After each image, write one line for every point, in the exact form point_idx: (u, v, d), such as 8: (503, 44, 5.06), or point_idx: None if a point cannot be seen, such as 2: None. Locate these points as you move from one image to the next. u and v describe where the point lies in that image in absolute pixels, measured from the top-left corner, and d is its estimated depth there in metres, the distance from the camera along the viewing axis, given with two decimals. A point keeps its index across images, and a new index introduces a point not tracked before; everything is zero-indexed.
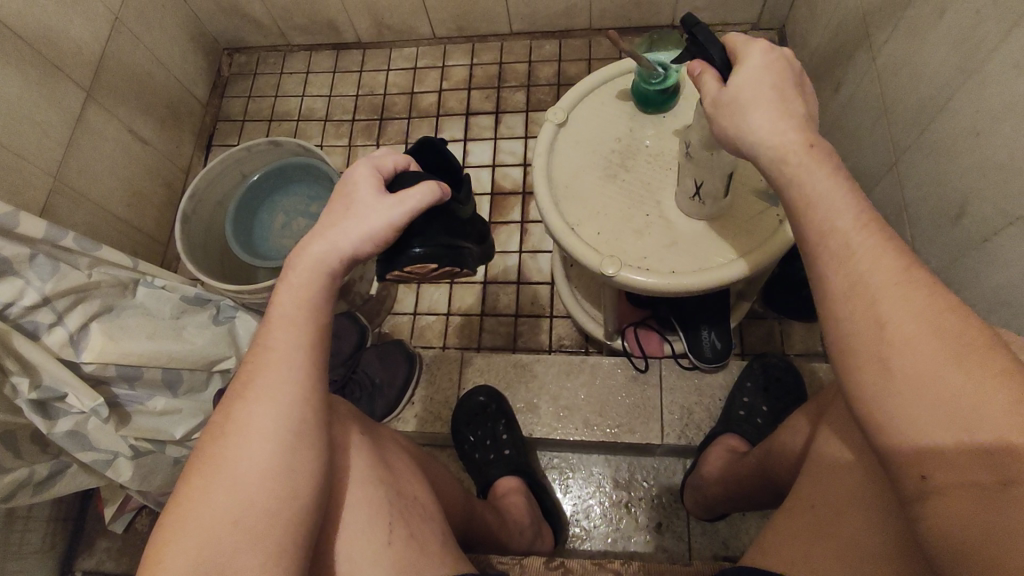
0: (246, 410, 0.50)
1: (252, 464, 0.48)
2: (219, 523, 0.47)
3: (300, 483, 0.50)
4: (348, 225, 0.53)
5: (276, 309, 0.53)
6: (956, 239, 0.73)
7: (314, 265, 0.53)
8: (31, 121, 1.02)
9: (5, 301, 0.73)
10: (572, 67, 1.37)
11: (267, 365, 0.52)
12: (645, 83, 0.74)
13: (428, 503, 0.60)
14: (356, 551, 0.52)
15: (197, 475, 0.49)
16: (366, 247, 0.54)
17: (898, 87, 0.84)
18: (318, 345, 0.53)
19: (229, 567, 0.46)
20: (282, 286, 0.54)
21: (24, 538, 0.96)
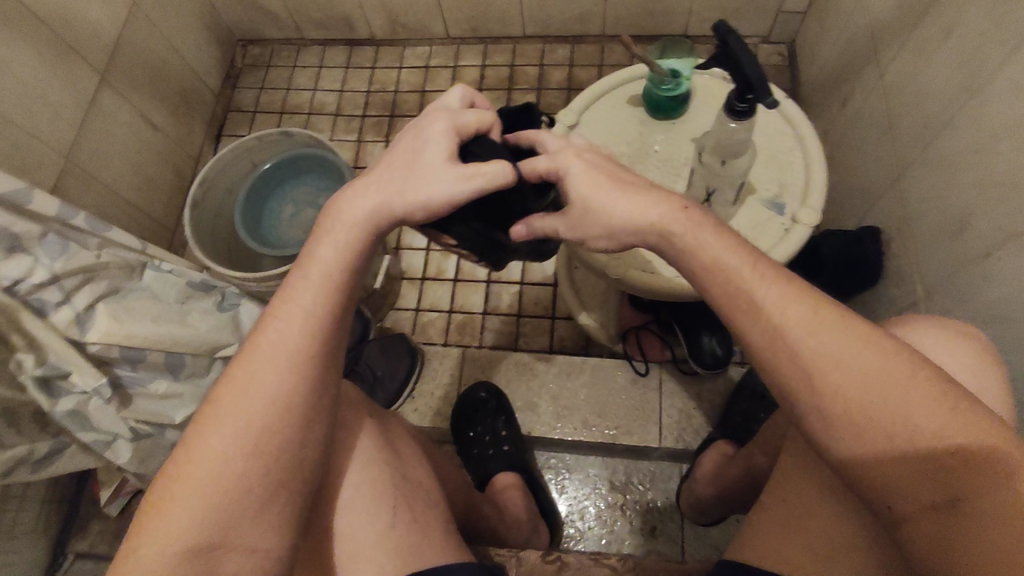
0: (264, 367, 0.50)
1: (261, 424, 0.49)
2: (224, 482, 0.48)
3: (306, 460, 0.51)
4: (408, 182, 0.51)
5: (310, 262, 0.53)
6: (956, 255, 0.74)
7: (355, 220, 0.53)
8: (46, 102, 1.02)
9: (16, 277, 0.72)
10: (583, 72, 1.38)
11: (290, 320, 0.52)
12: (657, 88, 0.75)
13: (433, 489, 0.61)
14: (359, 530, 0.54)
15: (199, 428, 0.49)
16: (418, 215, 0.51)
17: (905, 103, 0.85)
18: (342, 309, 0.54)
19: (231, 522, 0.48)
20: (319, 237, 0.53)
21: (19, 517, 0.96)
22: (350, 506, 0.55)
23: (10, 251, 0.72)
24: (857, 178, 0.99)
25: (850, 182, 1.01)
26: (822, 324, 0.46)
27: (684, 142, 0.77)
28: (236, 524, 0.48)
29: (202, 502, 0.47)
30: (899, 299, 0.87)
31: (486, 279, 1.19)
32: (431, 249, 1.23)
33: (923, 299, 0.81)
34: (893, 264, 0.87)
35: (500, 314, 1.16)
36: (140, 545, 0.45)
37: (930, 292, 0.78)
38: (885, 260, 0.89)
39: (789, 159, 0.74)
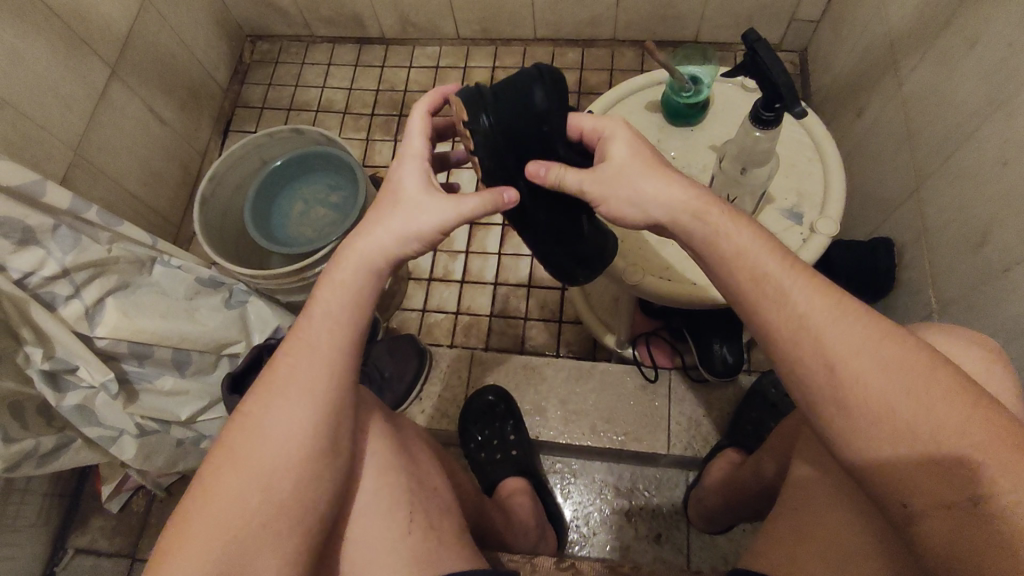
0: (275, 405, 0.50)
1: (275, 461, 0.49)
2: (238, 520, 0.47)
3: (322, 482, 0.50)
4: (397, 220, 0.51)
5: (318, 302, 0.52)
6: (973, 269, 0.74)
7: (360, 258, 0.52)
8: (55, 93, 1.01)
9: (26, 270, 0.73)
10: (593, 76, 1.38)
11: (301, 359, 0.51)
12: (676, 95, 0.75)
13: (447, 495, 0.60)
14: (373, 540, 0.53)
15: (216, 468, 0.49)
16: (413, 246, 0.52)
17: (922, 115, 0.85)
18: (356, 345, 0.53)
19: (247, 564, 0.46)
20: (325, 280, 0.52)
21: (18, 512, 0.95)
22: (363, 516, 0.54)
23: (23, 243, 0.72)
24: (869, 189, 0.99)
25: (862, 193, 1.01)
26: (857, 332, 0.45)
27: (702, 149, 0.77)
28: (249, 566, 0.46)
29: (218, 536, 0.46)
30: (911, 311, 0.87)
31: (494, 281, 1.19)
32: (439, 250, 1.23)
33: (937, 312, 0.81)
34: (906, 276, 0.88)
35: (507, 317, 1.16)
36: None
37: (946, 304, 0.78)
38: (898, 271, 0.90)
39: (808, 168, 0.73)
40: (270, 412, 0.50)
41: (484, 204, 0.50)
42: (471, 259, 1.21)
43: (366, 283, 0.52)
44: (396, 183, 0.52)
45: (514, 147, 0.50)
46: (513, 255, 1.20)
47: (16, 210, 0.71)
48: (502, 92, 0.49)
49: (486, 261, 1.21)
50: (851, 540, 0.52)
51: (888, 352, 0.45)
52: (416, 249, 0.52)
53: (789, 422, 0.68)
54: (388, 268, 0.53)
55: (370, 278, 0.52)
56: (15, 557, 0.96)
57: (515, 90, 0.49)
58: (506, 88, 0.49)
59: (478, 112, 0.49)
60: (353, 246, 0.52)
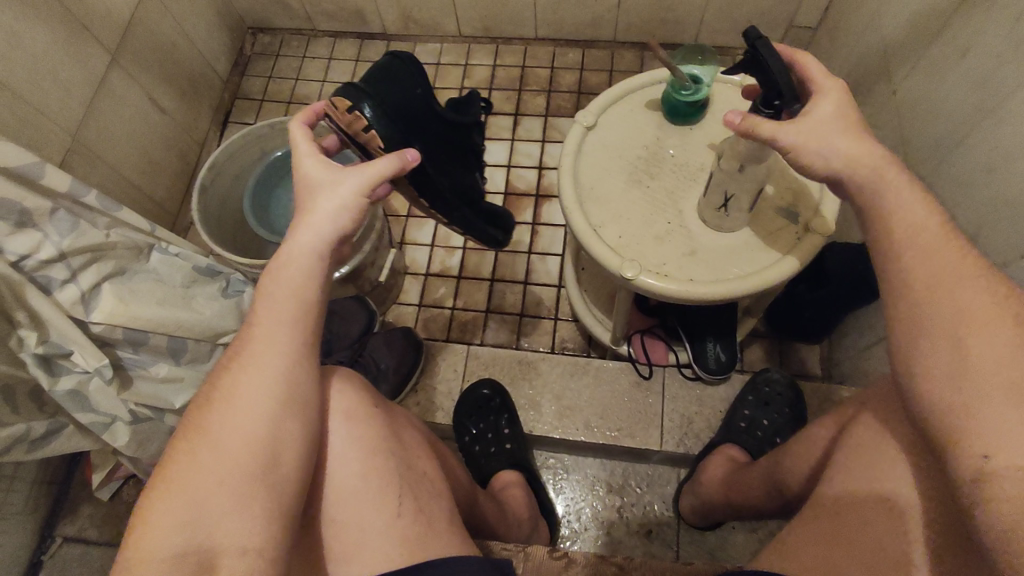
0: (235, 382, 0.51)
1: (241, 431, 0.49)
2: (207, 486, 0.47)
3: (288, 451, 0.50)
4: (322, 206, 0.54)
5: (263, 287, 0.54)
6: None
7: (298, 246, 0.53)
8: (55, 78, 1.01)
9: (22, 252, 0.73)
10: (594, 76, 1.39)
11: (255, 340, 0.52)
12: (675, 94, 0.76)
13: (437, 479, 0.60)
14: (362, 521, 0.53)
15: (187, 438, 0.49)
16: (345, 222, 0.54)
17: (916, 121, 0.87)
18: (304, 323, 0.53)
19: (217, 531, 0.46)
20: (269, 270, 0.54)
21: (7, 498, 0.95)
22: (349, 496, 0.53)
23: (20, 226, 0.72)
24: None
25: None
26: None
27: (699, 149, 0.78)
28: (217, 530, 0.46)
29: (185, 505, 0.46)
30: None
31: (490, 277, 1.19)
32: (435, 245, 1.23)
33: None
34: None
35: (502, 313, 1.16)
36: (133, 558, 0.44)
37: None
38: None
39: None
40: (229, 388, 0.51)
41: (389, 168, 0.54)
42: (468, 254, 1.22)
43: (308, 265, 0.53)
44: (312, 179, 0.55)
45: (405, 127, 0.59)
46: (510, 251, 1.21)
47: (14, 192, 0.71)
48: (381, 84, 0.59)
49: (482, 257, 1.21)
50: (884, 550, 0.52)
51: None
52: (351, 224, 0.55)
53: None
54: (329, 253, 0.54)
55: (313, 263, 0.53)
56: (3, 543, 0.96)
57: (393, 77, 0.59)
58: (380, 79, 0.59)
59: (363, 101, 0.57)
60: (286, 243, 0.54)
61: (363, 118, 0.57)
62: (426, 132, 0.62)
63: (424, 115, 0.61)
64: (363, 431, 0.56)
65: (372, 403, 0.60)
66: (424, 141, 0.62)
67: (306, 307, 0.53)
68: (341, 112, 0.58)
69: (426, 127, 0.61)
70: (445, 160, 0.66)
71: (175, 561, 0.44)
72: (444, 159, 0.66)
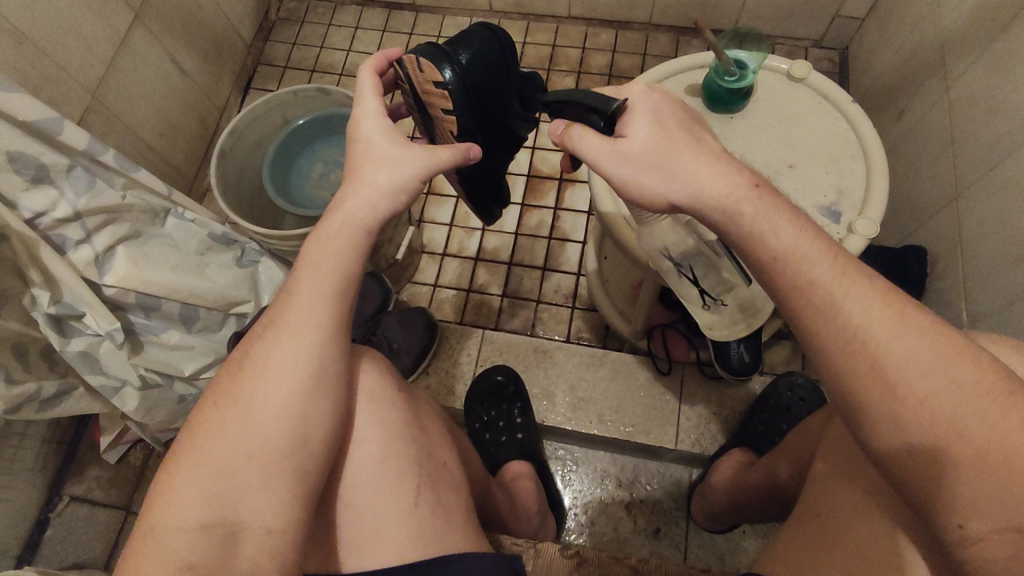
0: (266, 352, 0.48)
1: (269, 406, 0.46)
2: (233, 459, 0.45)
3: (317, 431, 0.48)
4: (378, 180, 0.49)
5: (307, 257, 0.50)
6: (1010, 284, 0.70)
7: (347, 219, 0.50)
8: (77, 33, 0.99)
9: (38, 209, 0.71)
10: (626, 59, 1.34)
11: (292, 310, 0.49)
12: (719, 79, 0.71)
13: (456, 471, 0.57)
14: (377, 509, 0.51)
15: (213, 406, 0.47)
16: (398, 202, 0.50)
17: (970, 121, 0.82)
18: (344, 298, 0.50)
19: (240, 505, 0.44)
20: (314, 238, 0.50)
21: (16, 456, 0.95)
22: (367, 482, 0.52)
23: (36, 181, 0.70)
24: (905, 194, 0.96)
25: (897, 198, 0.98)
26: (907, 333, 0.42)
27: (741, 139, 0.74)
28: (241, 505, 0.44)
29: (210, 477, 0.44)
30: None
31: (509, 261, 1.16)
32: (455, 225, 1.20)
33: (966, 326, 0.78)
34: (937, 286, 0.85)
35: (520, 299, 1.14)
36: (155, 526, 0.43)
37: (978, 317, 0.76)
38: (928, 281, 0.87)
39: (850, 165, 0.71)
40: (259, 359, 0.48)
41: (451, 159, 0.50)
42: (487, 237, 1.19)
43: (353, 241, 0.50)
44: (370, 145, 0.51)
45: (480, 105, 0.55)
46: (531, 236, 1.18)
47: (32, 146, 0.69)
48: (471, 53, 0.53)
49: (502, 240, 1.18)
50: (873, 554, 0.48)
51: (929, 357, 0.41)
52: (403, 206, 0.51)
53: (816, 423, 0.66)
54: (378, 231, 0.50)
55: (360, 239, 0.50)
56: (11, 500, 0.96)
57: (487, 53, 0.54)
58: (473, 49, 0.53)
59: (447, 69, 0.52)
60: (334, 212, 0.50)
61: (447, 93, 0.52)
62: (495, 116, 0.57)
63: (500, 99, 0.56)
64: (386, 415, 0.54)
65: (396, 388, 0.58)
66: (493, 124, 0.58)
67: (348, 282, 0.50)
68: (427, 78, 0.52)
69: (497, 110, 0.57)
70: (500, 144, 0.62)
71: (198, 534, 0.43)
72: (500, 143, 0.62)
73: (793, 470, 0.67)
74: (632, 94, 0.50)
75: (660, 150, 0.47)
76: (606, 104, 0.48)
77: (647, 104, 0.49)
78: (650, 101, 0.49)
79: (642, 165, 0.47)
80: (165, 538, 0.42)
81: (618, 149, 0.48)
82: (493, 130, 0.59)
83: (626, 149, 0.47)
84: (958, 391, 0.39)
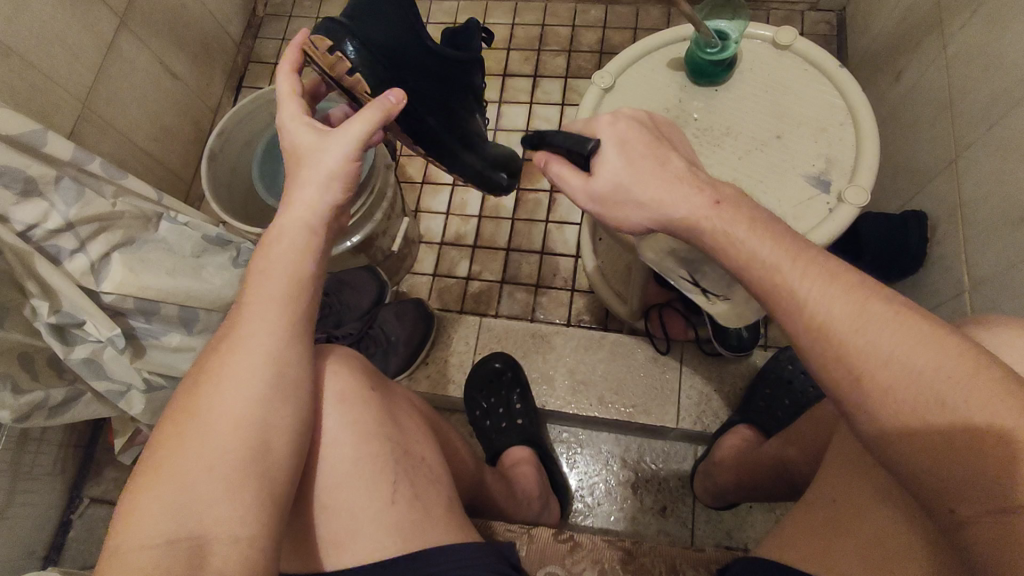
0: (223, 362, 0.49)
1: (228, 414, 0.47)
2: (195, 469, 0.45)
3: (280, 435, 0.48)
4: (309, 177, 0.52)
5: (256, 266, 0.52)
6: (1012, 247, 0.68)
7: (291, 224, 0.53)
8: (63, 43, 0.99)
9: (29, 222, 0.72)
10: (617, 35, 1.31)
11: (245, 318, 0.50)
12: (700, 52, 0.70)
13: (436, 464, 0.57)
14: (353, 508, 0.51)
15: (173, 420, 0.47)
16: (335, 190, 0.53)
17: (969, 79, 0.79)
18: (299, 298, 0.51)
19: (204, 516, 0.43)
20: (262, 248, 0.53)
21: (36, 461, 0.97)
22: (342, 482, 0.52)
23: (26, 194, 0.72)
24: (904, 158, 0.93)
25: (896, 165, 0.95)
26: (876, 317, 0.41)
27: (725, 112, 0.72)
28: (206, 515, 0.43)
29: (175, 489, 0.44)
30: (940, 289, 0.82)
31: (506, 247, 1.16)
32: (451, 214, 1.20)
33: (968, 292, 0.76)
34: (938, 252, 0.82)
35: (519, 284, 1.13)
36: (118, 545, 0.42)
37: (978, 283, 0.74)
38: (928, 247, 0.85)
39: (839, 133, 0.69)
40: (216, 369, 0.49)
41: (377, 114, 0.51)
42: (483, 223, 1.18)
43: (305, 243, 0.52)
44: (297, 144, 0.54)
45: (395, 65, 0.55)
46: (526, 220, 1.17)
47: (19, 158, 0.70)
48: (363, 17, 0.53)
49: (499, 226, 1.18)
50: (891, 542, 0.47)
51: (889, 331, 0.41)
52: (341, 193, 0.53)
53: (822, 412, 0.64)
54: (320, 229, 0.53)
55: (310, 241, 0.52)
56: (32, 504, 0.99)
57: (384, 9, 0.54)
58: (363, 12, 0.53)
59: (344, 39, 0.52)
60: (283, 216, 0.53)
61: (345, 58, 0.52)
62: (420, 71, 0.57)
63: (416, 53, 0.56)
64: (357, 415, 0.55)
65: (371, 388, 0.58)
66: (421, 83, 0.57)
67: (301, 285, 0.52)
68: (321, 53, 0.53)
69: (419, 65, 0.56)
70: (450, 103, 0.61)
71: (163, 549, 0.41)
72: (446, 102, 0.61)
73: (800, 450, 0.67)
74: (598, 125, 0.53)
75: (631, 180, 0.50)
76: (580, 146, 0.52)
77: (611, 135, 0.53)
78: (614, 130, 0.53)
79: (608, 202, 0.52)
80: (129, 556, 0.41)
81: (590, 189, 0.53)
82: (426, 89, 0.58)
83: (602, 185, 0.52)
84: (940, 366, 0.39)
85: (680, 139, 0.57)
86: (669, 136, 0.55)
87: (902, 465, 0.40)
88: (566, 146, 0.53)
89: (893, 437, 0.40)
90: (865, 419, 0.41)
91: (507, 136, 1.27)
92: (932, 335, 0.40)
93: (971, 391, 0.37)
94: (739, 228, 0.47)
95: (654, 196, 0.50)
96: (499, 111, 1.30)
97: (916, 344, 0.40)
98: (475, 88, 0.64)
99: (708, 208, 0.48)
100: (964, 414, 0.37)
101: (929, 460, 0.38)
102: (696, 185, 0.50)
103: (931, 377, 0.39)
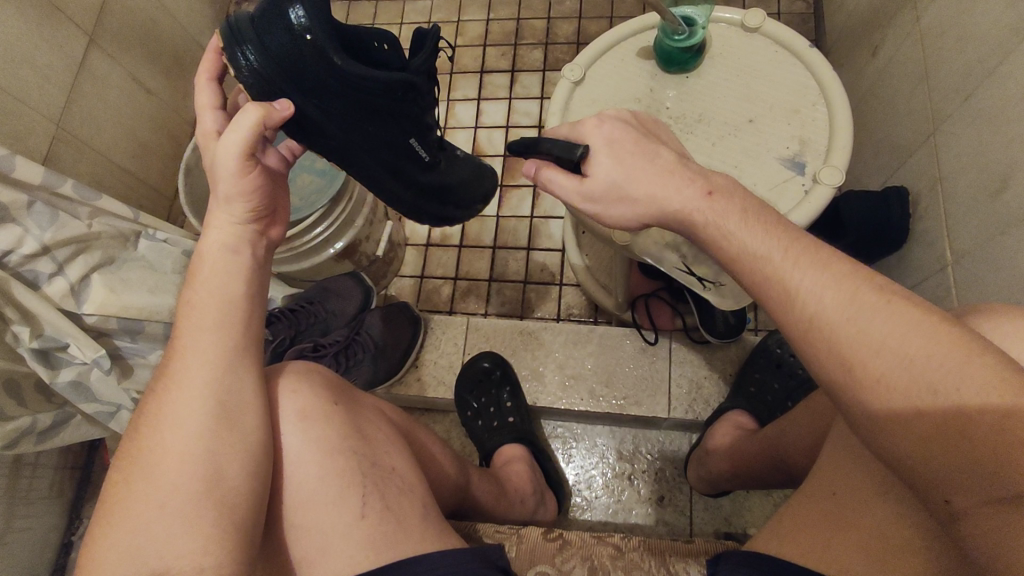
0: (165, 399, 0.49)
1: (175, 449, 0.47)
2: (148, 508, 0.45)
3: (232, 463, 0.48)
4: (220, 201, 0.53)
5: (185, 302, 0.52)
6: (990, 219, 0.67)
7: (212, 254, 0.53)
8: (32, 65, 0.98)
9: (4, 248, 0.71)
10: (593, 24, 1.30)
11: (181, 354, 0.51)
12: (668, 39, 0.69)
13: (409, 473, 0.57)
14: (323, 526, 0.51)
15: (126, 464, 0.47)
16: (249, 208, 0.53)
17: (944, 50, 0.79)
18: (232, 325, 0.52)
19: (162, 553, 0.44)
20: (191, 283, 0.53)
21: (32, 485, 0.97)
22: (310, 500, 0.52)
23: None
24: (884, 134, 0.92)
25: (876, 141, 0.95)
26: (853, 304, 0.40)
27: (698, 99, 0.71)
28: (164, 553, 0.44)
29: (132, 533, 0.44)
30: (923, 264, 0.82)
31: (491, 245, 1.15)
32: None
33: (950, 266, 0.75)
34: (920, 227, 0.82)
35: (506, 280, 1.13)
36: None
37: (961, 256, 0.73)
38: (911, 222, 0.84)
39: (812, 115, 0.69)
40: (159, 407, 0.49)
41: (251, 122, 0.50)
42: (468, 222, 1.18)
43: (228, 265, 0.53)
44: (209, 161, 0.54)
45: (293, 79, 0.53)
46: (510, 217, 1.16)
47: None
48: (265, 23, 0.51)
49: (483, 224, 1.17)
50: (877, 526, 0.47)
51: (859, 317, 0.40)
52: (252, 211, 0.54)
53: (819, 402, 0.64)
54: (243, 250, 0.54)
55: (233, 263, 0.53)
56: (33, 529, 0.98)
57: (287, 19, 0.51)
58: (266, 15, 0.50)
59: (241, 47, 0.51)
60: (202, 241, 0.53)
61: (245, 66, 0.51)
62: (326, 91, 0.55)
63: (318, 66, 0.53)
64: (319, 433, 0.55)
65: (335, 404, 0.58)
66: (326, 99, 0.56)
67: (228, 310, 0.52)
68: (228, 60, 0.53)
69: (325, 83, 0.54)
70: (365, 125, 0.61)
71: None
72: (362, 123, 0.60)
73: (795, 440, 0.67)
74: (585, 129, 0.52)
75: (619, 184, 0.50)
76: (569, 152, 0.51)
77: (600, 138, 0.52)
78: (587, 142, 0.52)
79: (603, 203, 0.51)
80: None
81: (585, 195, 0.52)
82: (331, 106, 0.57)
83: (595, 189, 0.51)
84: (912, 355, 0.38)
85: (666, 132, 0.56)
86: (648, 130, 0.55)
87: (892, 457, 0.39)
88: (556, 154, 0.51)
89: (879, 424, 0.39)
90: (854, 405, 0.40)
91: (488, 133, 1.26)
92: (910, 319, 0.39)
93: (965, 369, 0.36)
94: (730, 218, 0.47)
95: (648, 192, 0.50)
96: (479, 108, 1.29)
97: (897, 327, 0.39)
98: (418, 107, 0.64)
99: (699, 203, 0.48)
100: (950, 399, 0.36)
101: (916, 449, 0.37)
102: (663, 182, 0.49)
103: (914, 357, 0.38)
